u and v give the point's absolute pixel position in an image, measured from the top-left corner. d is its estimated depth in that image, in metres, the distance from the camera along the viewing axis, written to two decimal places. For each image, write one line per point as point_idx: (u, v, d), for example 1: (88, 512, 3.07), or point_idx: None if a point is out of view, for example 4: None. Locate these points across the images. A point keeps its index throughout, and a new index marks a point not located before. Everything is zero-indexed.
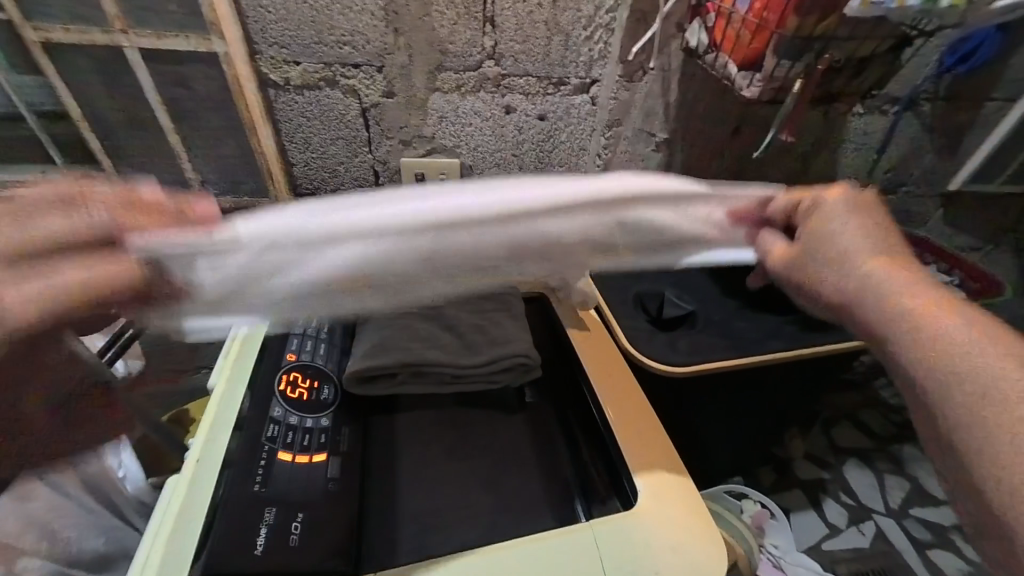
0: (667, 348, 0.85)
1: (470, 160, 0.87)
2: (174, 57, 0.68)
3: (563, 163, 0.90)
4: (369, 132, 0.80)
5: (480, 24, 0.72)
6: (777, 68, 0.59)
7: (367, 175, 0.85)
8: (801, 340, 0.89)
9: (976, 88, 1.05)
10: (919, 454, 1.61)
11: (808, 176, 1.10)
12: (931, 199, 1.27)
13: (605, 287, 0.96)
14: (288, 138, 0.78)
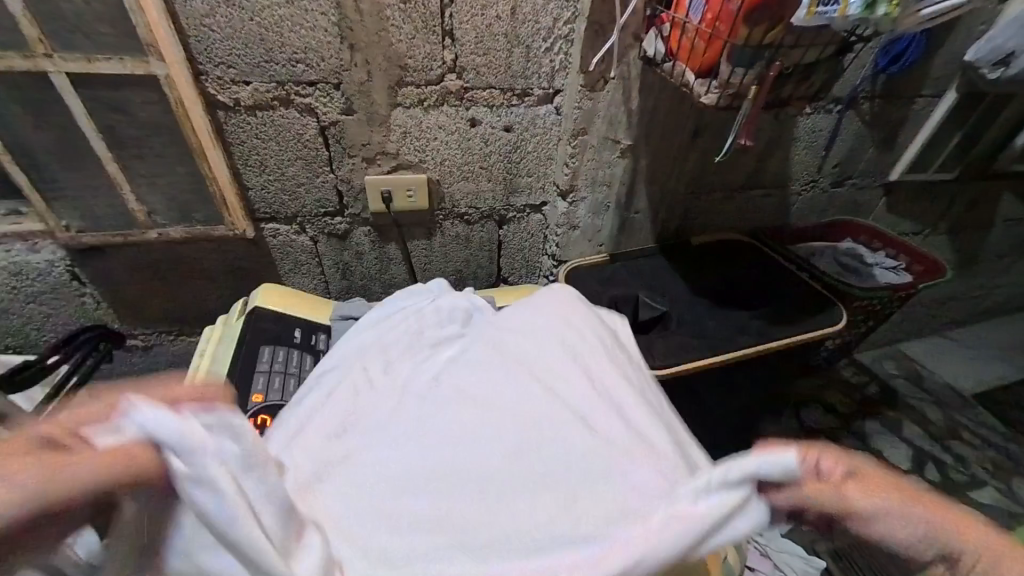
0: (644, 352, 0.86)
1: (436, 175, 0.86)
2: (107, 81, 0.62)
3: (531, 173, 0.91)
4: (330, 151, 0.78)
5: (440, 38, 0.71)
6: (732, 75, 0.60)
7: (330, 196, 0.83)
8: (770, 333, 0.92)
9: (908, 86, 1.13)
10: (881, 429, 1.70)
11: (764, 174, 1.15)
12: (874, 190, 1.36)
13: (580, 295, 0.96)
14: (241, 161, 0.75)
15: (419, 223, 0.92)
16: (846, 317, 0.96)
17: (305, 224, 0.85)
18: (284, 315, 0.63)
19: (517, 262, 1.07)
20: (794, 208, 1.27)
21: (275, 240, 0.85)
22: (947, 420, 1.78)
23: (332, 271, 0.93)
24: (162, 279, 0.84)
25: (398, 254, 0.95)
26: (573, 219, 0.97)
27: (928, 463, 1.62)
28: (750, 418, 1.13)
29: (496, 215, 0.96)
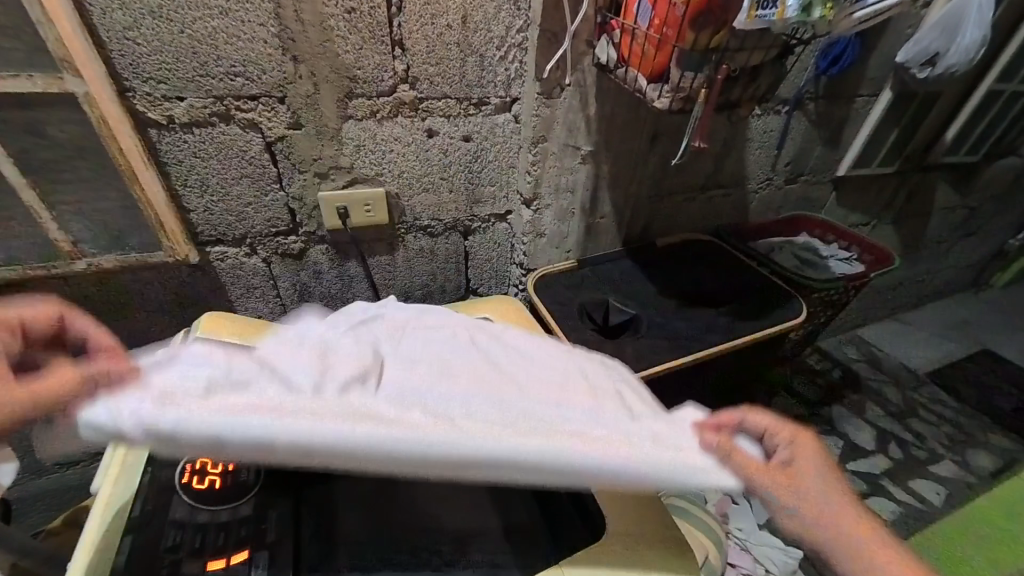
0: (616, 357, 0.85)
1: (395, 188, 0.83)
2: (15, 100, 0.57)
3: (493, 182, 0.90)
4: (278, 168, 0.74)
5: (389, 47, 0.68)
6: (683, 79, 0.61)
7: (281, 214, 0.78)
8: (738, 329, 0.93)
9: (849, 87, 1.19)
10: (845, 412, 1.78)
11: (722, 174, 1.18)
12: (824, 185, 1.42)
13: (549, 302, 0.95)
14: (180, 182, 0.70)
15: (380, 238, 0.89)
16: (807, 309, 0.99)
17: (255, 245, 0.80)
18: (231, 345, 0.58)
19: (485, 273, 1.05)
20: (753, 204, 1.31)
21: (223, 264, 0.80)
22: (905, 399, 1.87)
23: (289, 294, 0.88)
24: (97, 312, 0.77)
25: (360, 271, 0.91)
26: (539, 226, 0.96)
27: (891, 443, 1.70)
28: (723, 414, 1.15)
29: (461, 226, 0.95)
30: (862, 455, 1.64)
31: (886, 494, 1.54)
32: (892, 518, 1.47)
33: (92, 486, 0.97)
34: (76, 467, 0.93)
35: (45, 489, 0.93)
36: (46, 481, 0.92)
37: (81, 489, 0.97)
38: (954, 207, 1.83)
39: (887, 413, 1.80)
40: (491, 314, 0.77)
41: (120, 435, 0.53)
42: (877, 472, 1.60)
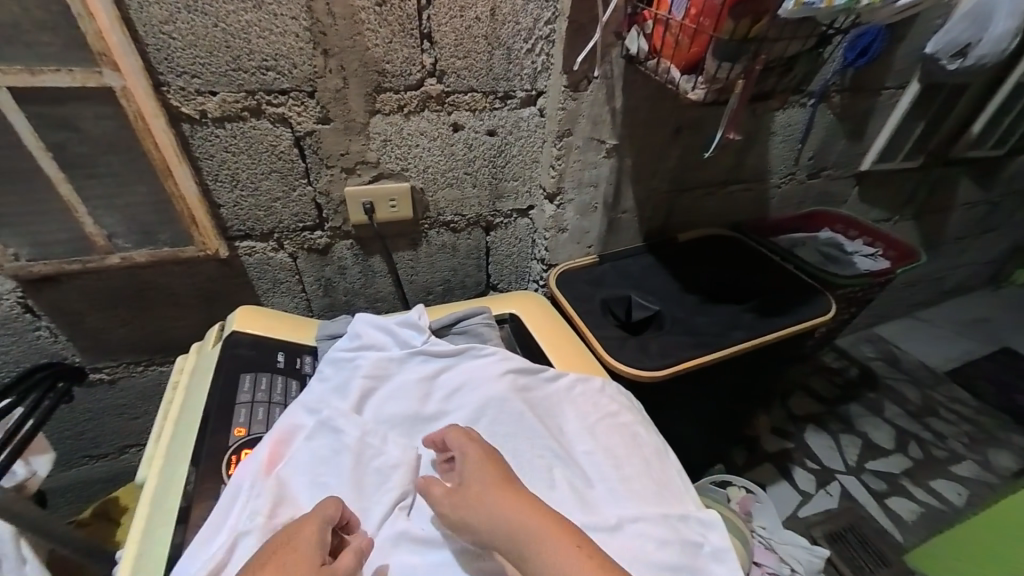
0: (641, 354, 0.84)
1: (419, 182, 0.83)
2: (52, 95, 0.57)
3: (517, 177, 0.90)
4: (306, 163, 0.74)
5: (417, 41, 0.68)
6: (718, 70, 0.60)
7: (308, 209, 0.79)
8: (764, 325, 0.92)
9: (875, 79, 1.17)
10: (863, 411, 1.75)
11: (744, 169, 1.16)
12: (845, 180, 1.40)
13: (572, 298, 0.94)
14: (210, 177, 0.70)
15: (403, 233, 0.89)
16: (834, 306, 0.97)
17: (282, 240, 0.80)
18: (263, 338, 0.58)
19: (506, 269, 1.05)
20: (774, 200, 1.29)
21: (251, 258, 0.80)
22: (924, 398, 1.84)
23: (313, 289, 0.88)
24: (126, 307, 0.78)
25: (383, 266, 0.91)
26: (561, 221, 0.96)
27: (911, 442, 1.68)
28: (743, 412, 1.14)
29: (483, 221, 0.94)
30: (881, 454, 1.62)
31: (906, 494, 1.52)
32: (912, 519, 1.45)
33: (118, 479, 0.98)
34: (103, 460, 0.95)
35: (72, 481, 0.94)
36: (74, 474, 0.94)
37: (107, 482, 0.98)
38: (976, 202, 1.80)
39: (906, 412, 1.77)
40: (517, 309, 0.77)
41: (161, 427, 0.53)
42: (896, 472, 1.58)
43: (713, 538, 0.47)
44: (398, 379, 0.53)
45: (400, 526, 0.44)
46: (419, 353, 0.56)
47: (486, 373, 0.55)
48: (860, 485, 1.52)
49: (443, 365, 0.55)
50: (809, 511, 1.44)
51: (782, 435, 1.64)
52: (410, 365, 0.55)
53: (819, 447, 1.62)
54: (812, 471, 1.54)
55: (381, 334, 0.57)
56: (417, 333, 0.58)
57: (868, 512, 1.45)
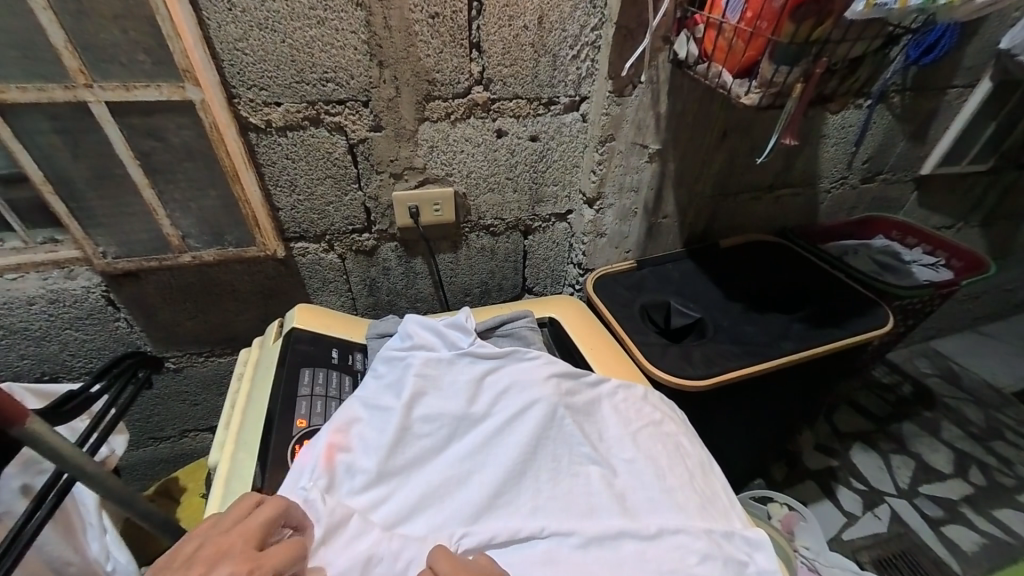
0: (682, 361, 0.83)
1: (463, 187, 0.85)
2: (142, 108, 0.63)
3: (557, 182, 0.91)
4: (358, 169, 0.78)
5: (466, 50, 0.70)
6: (775, 75, 0.59)
7: (357, 213, 0.82)
8: (813, 336, 0.88)
9: (941, 77, 1.10)
10: (918, 430, 1.64)
11: (792, 173, 1.12)
12: (902, 185, 1.33)
13: (610, 303, 0.93)
14: (272, 182, 0.75)
15: (446, 236, 0.91)
16: (893, 319, 0.92)
17: (333, 241, 0.85)
18: (322, 334, 0.62)
19: (542, 272, 1.05)
20: (824, 205, 1.24)
21: (305, 258, 0.85)
22: (988, 420, 1.70)
23: (359, 288, 0.92)
24: (194, 301, 0.84)
25: (425, 268, 0.94)
26: (600, 226, 0.95)
27: (973, 466, 1.55)
28: (787, 426, 1.09)
29: (522, 225, 0.96)
30: (937, 477, 1.51)
31: (967, 523, 1.40)
32: (973, 550, 1.34)
33: (178, 461, 1.06)
34: (166, 442, 1.02)
35: (139, 460, 1.03)
36: (141, 453, 1.02)
37: (167, 462, 1.06)
38: None
39: (967, 435, 1.64)
40: (557, 313, 0.78)
41: (229, 416, 0.57)
42: (955, 497, 1.46)
43: (757, 558, 0.47)
44: (447, 379, 0.55)
45: (444, 519, 0.46)
46: (467, 354, 0.57)
47: (530, 378, 0.56)
48: (914, 510, 1.42)
49: (489, 367, 0.57)
50: (856, 533, 1.35)
51: (826, 451, 1.56)
52: (458, 365, 0.56)
53: (866, 467, 1.52)
54: (859, 492, 1.45)
55: (431, 335, 0.59)
56: (466, 335, 0.59)
57: (922, 540, 1.35)
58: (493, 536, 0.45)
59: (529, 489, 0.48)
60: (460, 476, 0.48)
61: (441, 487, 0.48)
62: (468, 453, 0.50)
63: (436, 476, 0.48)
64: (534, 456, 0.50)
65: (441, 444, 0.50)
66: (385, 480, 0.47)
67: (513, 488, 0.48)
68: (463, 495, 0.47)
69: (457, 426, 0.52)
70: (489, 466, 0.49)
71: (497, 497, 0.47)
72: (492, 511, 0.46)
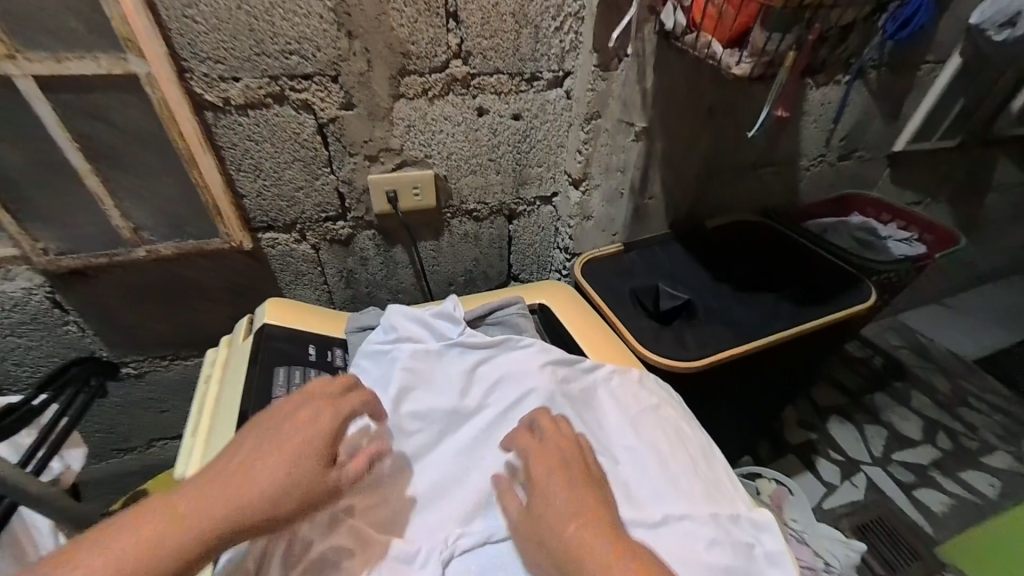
0: (675, 346, 0.81)
1: (443, 170, 0.81)
2: (78, 84, 0.56)
3: (542, 163, 0.87)
4: (329, 151, 0.72)
5: (443, 20, 0.65)
6: (768, 43, 0.57)
7: (330, 199, 0.77)
8: (800, 314, 0.88)
9: (915, 54, 1.11)
10: (890, 400, 1.71)
11: (774, 152, 1.12)
12: (876, 162, 1.35)
13: (600, 289, 0.91)
14: (235, 167, 0.69)
15: (427, 222, 0.87)
16: (875, 294, 0.93)
17: (305, 230, 0.79)
18: (299, 331, 0.57)
19: (528, 259, 1.02)
20: (803, 183, 1.24)
21: (275, 249, 0.79)
22: (952, 388, 1.79)
23: (336, 280, 0.87)
24: (153, 300, 0.77)
25: (405, 257, 0.89)
26: (587, 208, 0.93)
27: (941, 432, 1.63)
28: (773, 403, 1.11)
29: (506, 209, 0.92)
30: (909, 445, 1.58)
31: (936, 485, 1.47)
32: (943, 511, 1.41)
33: (145, 473, 0.99)
34: (131, 453, 0.95)
35: (101, 475, 0.95)
36: (103, 467, 0.95)
37: (133, 475, 0.99)
38: (1013, 184, 1.72)
39: (934, 402, 1.72)
40: (547, 300, 0.75)
41: (196, 421, 0.52)
42: (925, 462, 1.53)
43: (765, 541, 0.45)
44: (437, 373, 0.51)
45: (437, 525, 0.43)
46: (458, 344, 0.53)
47: (524, 369, 0.53)
48: (889, 477, 1.48)
49: (482, 358, 0.53)
50: (836, 502, 1.40)
51: (807, 426, 1.60)
52: (449, 356, 0.53)
53: (844, 438, 1.58)
54: (838, 463, 1.50)
55: (419, 327, 0.55)
56: (455, 325, 0.55)
57: (897, 505, 1.41)
58: (494, 535, 0.43)
59: (528, 486, 0.46)
60: (454, 477, 0.45)
61: (435, 490, 0.45)
62: (463, 452, 0.47)
63: (429, 479, 0.45)
64: (532, 450, 0.47)
65: (433, 443, 0.47)
66: (373, 487, 0.44)
67: (511, 486, 0.46)
68: (458, 496, 0.44)
69: (450, 422, 0.48)
70: (484, 464, 0.46)
71: (494, 496, 0.45)
72: (490, 511, 0.44)
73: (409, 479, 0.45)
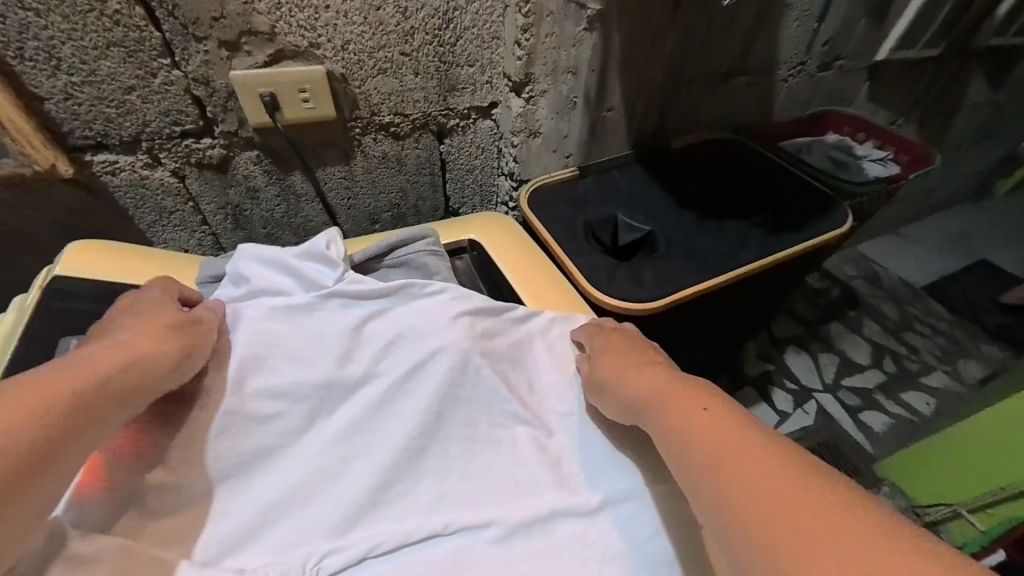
0: (632, 285, 0.70)
1: (340, 67, 0.61)
2: None
3: (473, 61, 0.69)
4: (163, 32, 0.52)
5: None
6: None
7: (183, 106, 0.57)
8: (771, 243, 0.79)
9: None
10: (843, 329, 1.74)
11: (751, 57, 0.97)
12: (857, 74, 1.22)
13: (549, 221, 0.78)
14: (15, 51, 0.48)
15: (330, 141, 0.68)
16: (851, 219, 0.85)
17: (156, 151, 0.60)
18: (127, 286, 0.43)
19: (468, 189, 0.86)
20: (779, 98, 1.11)
21: (118, 178, 0.60)
22: (901, 314, 1.83)
23: (219, 219, 0.69)
24: None
25: (307, 188, 0.71)
26: (532, 122, 0.76)
27: (887, 357, 1.68)
28: (734, 340, 1.05)
29: (434, 124, 0.74)
30: (857, 370, 1.62)
31: (879, 407, 1.54)
32: (883, 430, 1.48)
33: None
34: None
35: None
36: None
37: None
38: (984, 103, 1.65)
39: (883, 329, 1.77)
40: (478, 234, 0.60)
41: None
42: (871, 386, 1.59)
43: None
44: (318, 337, 0.40)
45: (305, 533, 0.37)
46: (339, 297, 0.42)
47: (433, 326, 0.42)
48: (837, 402, 1.52)
49: (371, 314, 0.42)
50: (787, 429, 1.44)
51: (764, 358, 1.61)
52: (324, 315, 0.41)
53: (799, 368, 1.60)
54: (791, 392, 1.53)
55: (281, 273, 0.43)
56: (331, 269, 0.43)
57: (842, 427, 1.47)
58: (372, 549, 0.37)
59: (427, 474, 0.39)
60: (335, 469, 0.38)
61: (307, 489, 0.38)
62: (347, 438, 0.39)
63: (302, 474, 0.38)
64: (437, 428, 0.40)
65: (313, 427, 0.39)
66: (232, 486, 0.37)
67: (404, 476, 0.39)
68: (335, 494, 0.38)
69: (333, 400, 0.40)
70: (371, 453, 0.39)
71: (382, 490, 0.38)
72: (374, 509, 0.38)
73: (277, 475, 0.37)
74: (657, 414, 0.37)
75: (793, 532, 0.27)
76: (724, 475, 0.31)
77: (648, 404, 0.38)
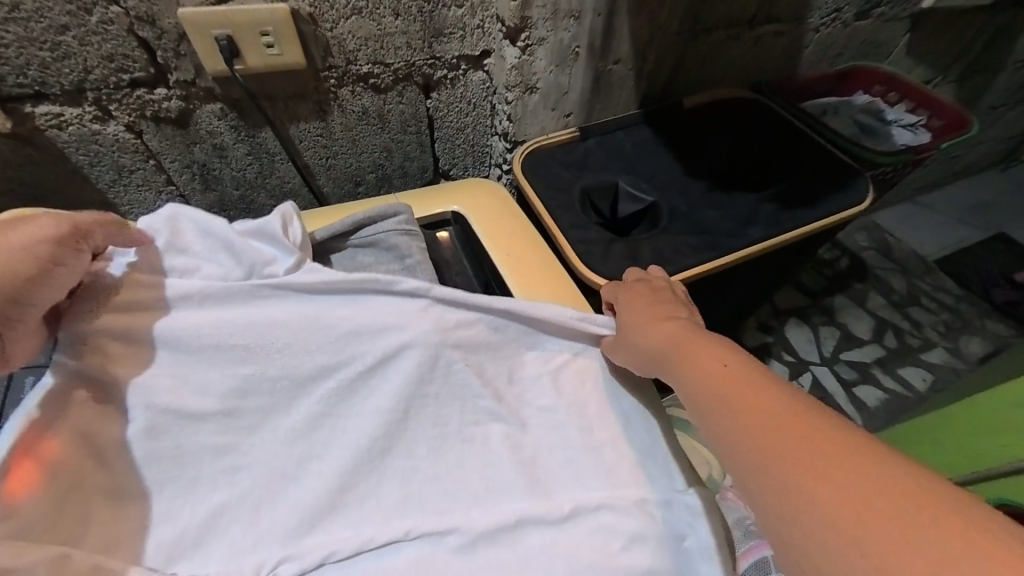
0: (628, 262, 0.66)
1: (306, 5, 0.54)
2: None
3: (461, 1, 0.60)
4: None
5: None
6: None
7: (127, 49, 0.50)
8: (782, 219, 0.73)
9: None
10: (848, 302, 1.70)
11: (780, 1, 0.86)
12: (898, 24, 1.09)
13: (543, 189, 0.72)
14: None
15: (301, 93, 0.61)
16: (873, 194, 0.78)
17: (104, 102, 0.53)
18: None
19: (459, 149, 0.79)
20: (807, 51, 1.00)
21: (66, 133, 0.54)
22: (910, 287, 1.78)
23: (185, 180, 0.64)
24: None
25: (281, 146, 0.66)
26: (528, 75, 0.68)
27: (890, 332, 1.65)
28: (734, 317, 1.02)
29: (419, 76, 0.66)
30: (857, 345, 1.60)
31: (875, 382, 1.53)
32: (876, 405, 1.48)
33: None
34: None
35: None
36: None
37: None
38: None
39: (889, 303, 1.72)
40: (464, 206, 0.55)
41: None
42: (869, 361, 1.57)
43: (700, 531, 0.37)
44: (279, 330, 0.39)
45: (260, 538, 0.37)
46: (289, 291, 0.39)
47: (399, 322, 0.40)
48: (833, 376, 1.52)
49: (330, 310, 0.39)
50: None
51: (763, 329, 1.59)
52: (285, 309, 0.39)
53: (798, 340, 1.58)
54: (788, 364, 1.52)
55: (224, 253, 0.38)
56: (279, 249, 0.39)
57: (835, 401, 1.46)
58: (331, 556, 0.37)
59: (388, 475, 0.39)
60: (293, 471, 0.38)
61: (266, 489, 0.38)
62: (305, 437, 0.39)
63: (260, 477, 0.38)
64: (403, 425, 0.40)
65: (271, 426, 0.39)
66: (181, 488, 0.37)
67: (366, 479, 0.39)
68: (293, 496, 0.38)
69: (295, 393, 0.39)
70: (331, 454, 0.39)
71: (340, 493, 0.38)
72: (333, 512, 0.38)
73: (234, 475, 0.38)
74: (676, 362, 0.37)
75: (815, 468, 0.27)
76: (750, 418, 0.31)
77: (662, 349, 0.38)
